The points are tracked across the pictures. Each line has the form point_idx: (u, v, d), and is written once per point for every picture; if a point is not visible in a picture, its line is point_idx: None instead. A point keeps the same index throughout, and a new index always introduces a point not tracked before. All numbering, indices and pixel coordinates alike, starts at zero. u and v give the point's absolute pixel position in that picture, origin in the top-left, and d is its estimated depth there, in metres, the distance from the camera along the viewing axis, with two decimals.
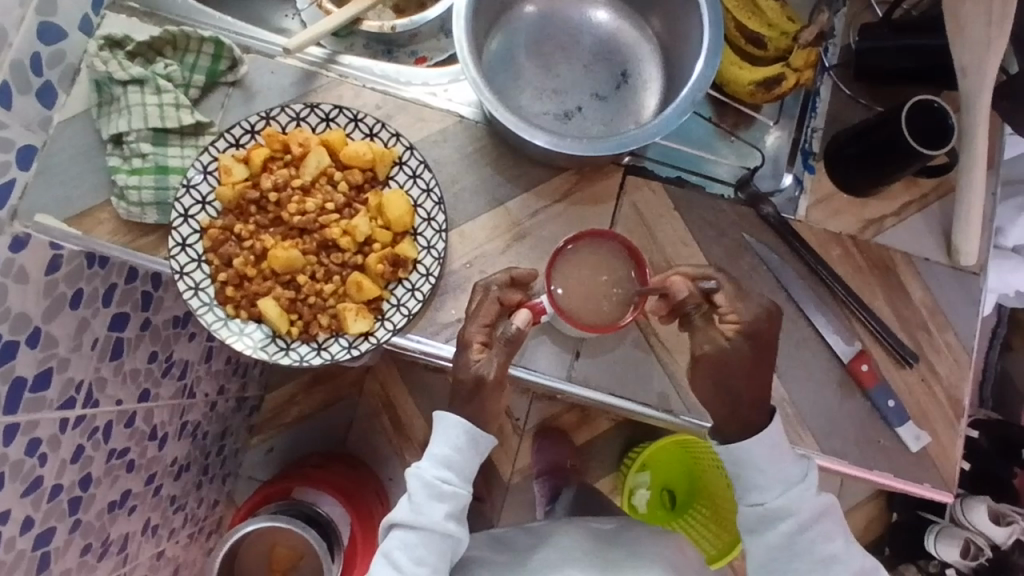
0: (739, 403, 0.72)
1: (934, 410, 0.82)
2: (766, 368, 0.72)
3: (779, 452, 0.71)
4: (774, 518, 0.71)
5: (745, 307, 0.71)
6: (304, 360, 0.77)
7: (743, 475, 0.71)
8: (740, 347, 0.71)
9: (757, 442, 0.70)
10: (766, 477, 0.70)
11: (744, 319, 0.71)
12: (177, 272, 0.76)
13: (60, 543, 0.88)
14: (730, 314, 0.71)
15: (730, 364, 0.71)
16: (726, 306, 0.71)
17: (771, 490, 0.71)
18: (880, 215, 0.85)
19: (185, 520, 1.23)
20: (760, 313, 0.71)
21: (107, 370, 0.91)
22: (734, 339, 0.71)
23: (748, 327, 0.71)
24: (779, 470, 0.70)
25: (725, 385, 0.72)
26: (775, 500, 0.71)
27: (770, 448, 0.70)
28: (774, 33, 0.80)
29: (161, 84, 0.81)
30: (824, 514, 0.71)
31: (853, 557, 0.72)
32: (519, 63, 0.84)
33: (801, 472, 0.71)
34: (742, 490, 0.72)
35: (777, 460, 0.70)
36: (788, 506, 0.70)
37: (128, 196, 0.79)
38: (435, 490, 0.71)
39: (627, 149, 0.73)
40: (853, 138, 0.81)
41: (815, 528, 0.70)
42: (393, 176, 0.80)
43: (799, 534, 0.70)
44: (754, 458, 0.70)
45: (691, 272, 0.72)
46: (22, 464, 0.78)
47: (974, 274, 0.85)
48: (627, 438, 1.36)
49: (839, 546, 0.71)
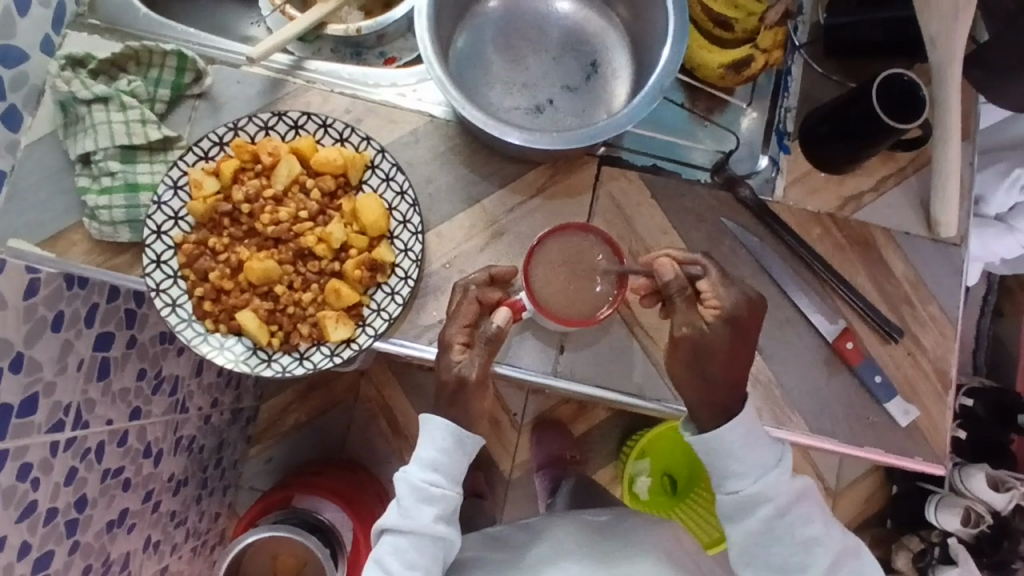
0: (714, 388, 0.70)
1: (922, 383, 0.82)
2: (746, 355, 0.70)
3: (754, 437, 0.70)
4: (754, 504, 0.70)
5: (726, 294, 0.69)
6: (287, 370, 0.76)
7: (720, 463, 0.70)
8: (721, 334, 0.68)
9: (734, 428, 0.69)
10: (742, 464, 0.70)
11: (724, 305, 0.68)
12: (153, 290, 0.75)
13: (60, 565, 0.88)
14: (710, 298, 0.69)
15: (706, 349, 0.69)
16: (709, 291, 0.69)
17: (747, 475, 0.70)
18: (857, 191, 0.84)
19: (187, 535, 1.23)
20: (740, 299, 0.69)
21: (95, 391, 0.91)
22: (715, 324, 0.68)
23: (729, 313, 0.68)
24: (756, 453, 0.70)
25: (700, 368, 0.70)
26: (750, 487, 0.70)
27: (747, 434, 0.70)
28: (740, 14, 0.77)
29: (125, 101, 0.80)
30: (803, 497, 0.72)
31: (837, 536, 0.72)
32: (486, 60, 0.84)
33: (776, 457, 0.71)
34: (719, 478, 0.71)
35: (752, 445, 0.70)
36: (765, 492, 0.70)
37: (99, 216, 0.78)
38: (423, 493, 0.71)
39: (598, 139, 0.72)
40: (827, 115, 0.81)
41: (797, 511, 0.70)
42: (366, 180, 0.79)
43: (781, 517, 0.70)
44: (729, 444, 0.70)
45: (680, 256, 0.71)
46: (14, 490, 0.77)
47: (955, 244, 0.84)
48: (625, 426, 1.37)
49: (819, 526, 0.71)
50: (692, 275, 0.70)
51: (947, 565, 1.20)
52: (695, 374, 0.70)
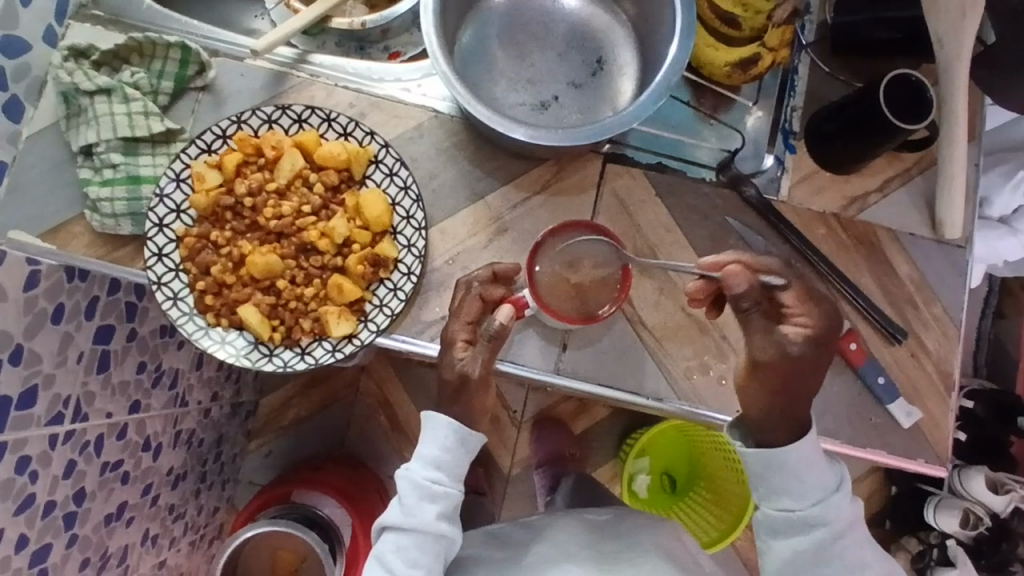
0: (792, 409, 0.67)
1: (925, 384, 0.81)
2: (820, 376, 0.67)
3: (818, 461, 0.67)
4: (804, 525, 0.67)
5: (818, 313, 0.66)
6: (288, 365, 0.76)
7: (778, 482, 0.67)
8: (812, 356, 0.66)
9: (798, 449, 0.66)
10: (803, 484, 0.67)
11: (817, 325, 0.66)
12: (155, 283, 0.75)
13: (58, 559, 0.88)
14: (801, 319, 0.66)
15: (790, 376, 0.66)
16: (800, 310, 0.67)
17: (806, 497, 0.67)
18: (863, 191, 0.84)
19: (185, 529, 1.23)
20: (829, 319, 0.66)
21: (95, 384, 0.90)
22: (806, 346, 0.66)
23: (819, 336, 0.66)
24: (819, 476, 0.67)
25: (776, 393, 0.67)
26: (807, 508, 0.67)
27: (812, 456, 0.67)
28: (747, 13, 0.78)
29: (128, 93, 0.79)
30: (855, 523, 0.69)
31: (881, 565, 0.70)
32: (491, 55, 0.83)
33: (837, 481, 0.68)
34: (769, 493, 0.68)
35: (815, 465, 0.67)
36: (818, 516, 0.67)
37: (100, 208, 0.78)
38: (425, 491, 0.71)
39: (602, 137, 0.72)
40: (832, 114, 0.81)
41: (847, 536, 0.68)
42: (370, 175, 0.79)
43: (831, 541, 0.67)
44: (794, 463, 0.66)
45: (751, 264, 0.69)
46: (12, 482, 0.77)
47: (959, 246, 0.84)
48: (625, 424, 1.36)
49: (869, 553, 0.69)
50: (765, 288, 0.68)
51: (946, 567, 1.21)
52: (778, 394, 0.67)
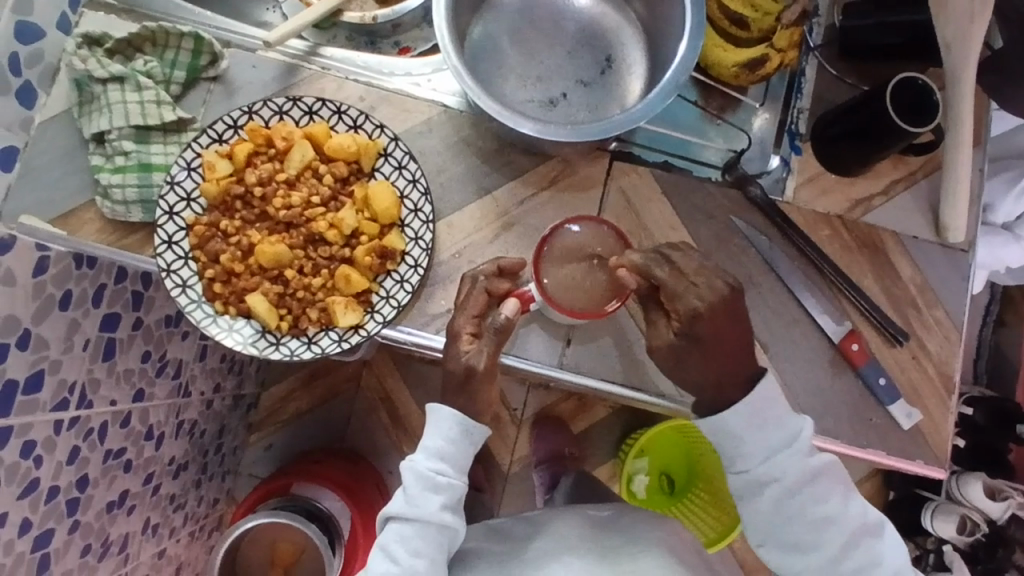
0: (703, 389, 0.72)
1: (925, 387, 0.82)
2: (734, 350, 0.71)
3: (762, 422, 0.71)
4: (761, 485, 0.72)
5: (685, 303, 0.69)
6: (295, 354, 0.76)
7: (726, 446, 0.72)
8: (693, 343, 0.70)
9: (736, 416, 0.71)
10: (750, 447, 0.71)
11: (681, 318, 0.69)
12: (164, 270, 0.76)
13: (60, 544, 0.88)
14: (672, 311, 0.70)
15: (684, 359, 0.71)
16: (669, 303, 0.70)
17: (753, 458, 0.72)
18: (868, 194, 0.85)
19: (185, 519, 1.23)
20: (698, 309, 0.68)
21: (100, 371, 0.91)
22: (678, 334, 0.70)
23: (689, 326, 0.69)
24: (765, 437, 0.71)
25: (681, 374, 0.72)
26: (757, 468, 0.72)
27: (753, 419, 0.71)
28: (757, 14, 0.79)
29: (141, 81, 0.80)
30: (820, 473, 0.72)
31: (854, 511, 0.73)
32: (502, 52, 0.84)
33: (791, 437, 0.72)
34: (727, 459, 0.73)
35: (765, 428, 0.71)
36: (770, 473, 0.71)
37: (112, 195, 0.78)
38: (429, 481, 0.72)
39: (607, 135, 0.73)
40: (837, 117, 0.81)
41: (806, 491, 0.71)
42: (379, 168, 0.79)
43: (790, 496, 0.71)
44: (736, 428, 0.71)
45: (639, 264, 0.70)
46: (17, 466, 0.78)
47: (963, 250, 0.85)
48: (625, 424, 1.37)
49: (836, 503, 0.72)
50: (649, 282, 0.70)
51: (942, 572, 1.22)
52: (708, 365, 0.71)
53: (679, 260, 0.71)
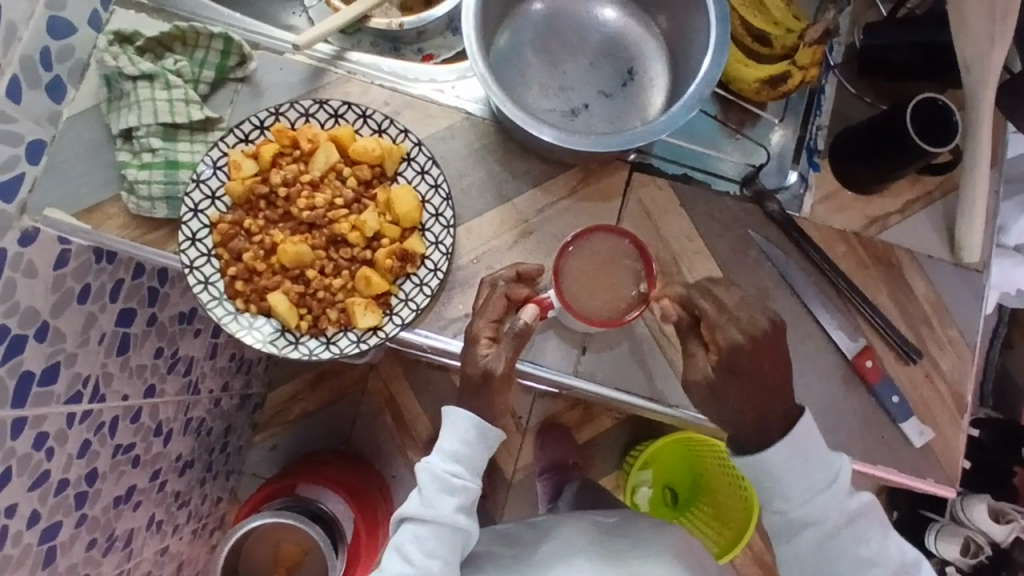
0: (741, 425, 0.72)
1: (938, 405, 0.82)
2: (776, 386, 0.71)
3: (804, 459, 0.71)
4: (801, 526, 0.72)
5: (725, 335, 0.69)
6: (313, 353, 0.77)
7: (766, 487, 0.73)
8: (736, 377, 0.70)
9: (780, 450, 0.71)
10: (786, 485, 0.71)
11: (721, 351, 0.69)
12: (187, 267, 0.76)
13: (67, 537, 0.89)
14: (710, 342, 0.70)
15: (723, 395, 0.71)
16: (708, 334, 0.71)
17: (793, 499, 0.72)
18: (884, 211, 0.85)
19: (188, 517, 1.23)
20: (740, 342, 0.69)
21: (114, 365, 0.92)
22: (717, 369, 0.70)
23: (727, 359, 0.69)
24: (807, 477, 0.71)
25: (720, 410, 0.72)
26: (797, 509, 0.72)
27: (795, 456, 0.71)
28: (779, 31, 0.82)
29: (171, 80, 0.81)
30: (858, 514, 0.73)
31: (893, 552, 0.73)
32: (525, 61, 0.85)
33: (832, 476, 0.72)
34: (767, 499, 0.74)
35: (802, 468, 0.71)
36: (811, 514, 0.72)
37: (137, 191, 0.79)
38: (445, 483, 0.73)
39: (633, 145, 0.73)
40: (855, 135, 0.83)
41: (843, 526, 0.72)
42: (401, 172, 0.80)
43: (831, 537, 0.72)
44: (779, 466, 0.71)
45: (679, 297, 0.73)
46: (29, 458, 0.78)
47: (977, 271, 0.85)
48: (631, 435, 1.37)
49: (876, 543, 0.73)
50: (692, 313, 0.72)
51: None
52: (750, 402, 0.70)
53: (720, 293, 0.72)
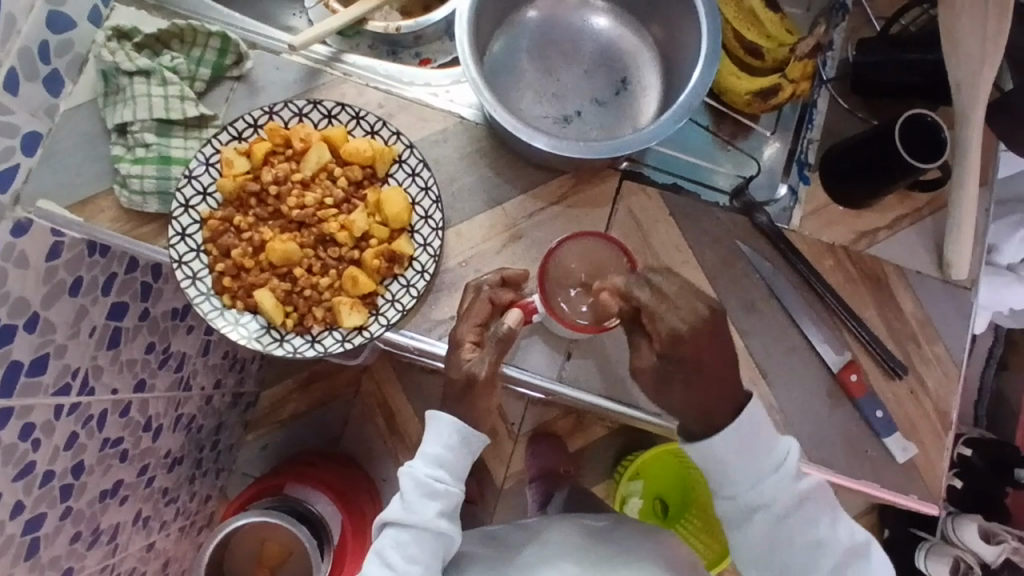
0: (688, 416, 0.73)
1: (922, 422, 0.82)
2: (713, 374, 0.70)
3: (748, 448, 0.72)
4: (752, 510, 0.74)
5: (665, 323, 0.67)
6: (298, 351, 0.77)
7: (716, 472, 0.74)
8: (677, 365, 0.69)
9: (723, 441, 0.72)
10: (734, 473, 0.73)
11: (661, 341, 0.68)
12: (176, 262, 0.77)
13: (50, 529, 0.89)
14: (653, 332, 0.69)
15: (668, 388, 0.71)
16: (650, 323, 0.69)
17: (740, 484, 0.73)
18: (873, 227, 0.85)
19: (176, 513, 1.24)
20: (679, 331, 0.67)
21: (103, 358, 0.92)
22: (660, 357, 0.69)
23: (670, 349, 0.68)
24: (753, 464, 0.73)
25: (666, 397, 0.73)
26: (746, 494, 0.74)
27: (741, 444, 0.72)
28: (772, 45, 0.83)
29: (167, 76, 0.81)
30: (806, 498, 0.74)
31: (842, 535, 0.75)
32: (519, 67, 0.86)
33: (776, 462, 0.73)
34: (716, 484, 0.75)
35: (748, 454, 0.72)
36: (758, 499, 0.73)
37: (130, 185, 0.79)
38: (428, 488, 0.74)
39: (621, 153, 0.74)
40: (845, 151, 0.83)
41: (795, 515, 0.74)
42: (392, 174, 0.80)
43: (780, 522, 0.74)
44: (722, 455, 0.72)
45: (620, 287, 0.70)
46: (15, 448, 0.79)
47: (965, 289, 0.85)
48: (620, 446, 1.37)
49: (826, 528, 0.75)
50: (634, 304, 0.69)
51: None
52: (699, 386, 0.70)
53: (662, 281, 0.69)
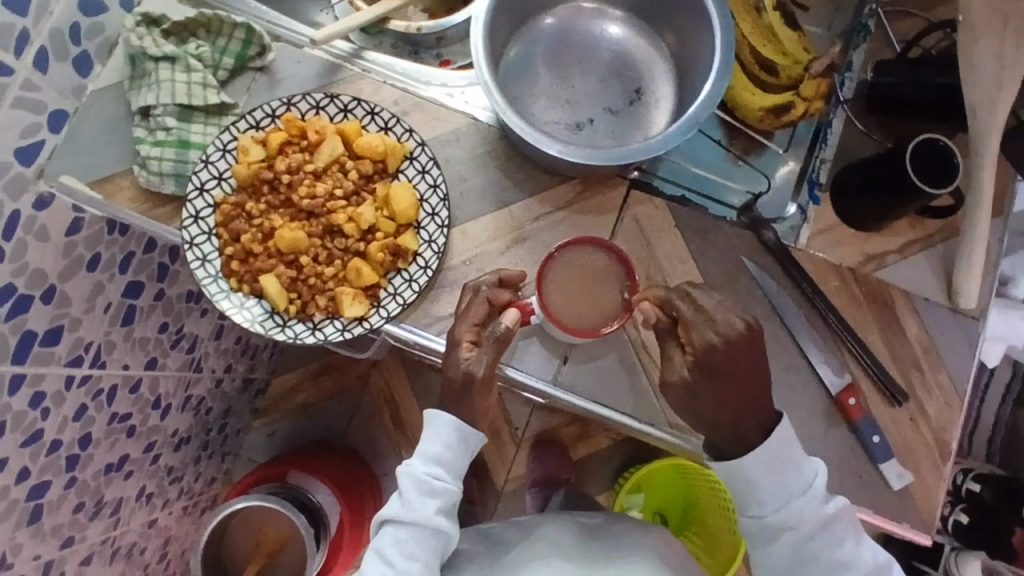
0: (718, 427, 0.72)
1: (921, 450, 0.81)
2: (747, 390, 0.71)
3: (779, 465, 0.72)
4: (778, 531, 0.73)
5: (700, 335, 0.70)
6: (299, 337, 0.79)
7: (744, 490, 0.73)
8: (708, 375, 0.71)
9: (753, 458, 0.72)
10: (764, 493, 0.72)
11: (696, 351, 0.70)
12: (187, 243, 0.79)
13: (55, 498, 0.92)
14: (687, 343, 0.72)
15: (699, 396, 0.71)
16: (685, 336, 0.72)
17: (770, 503, 0.72)
18: (882, 250, 0.85)
19: (180, 492, 1.26)
20: (715, 342, 0.70)
21: (116, 334, 0.94)
22: (692, 369, 0.71)
23: (703, 359, 0.70)
24: (779, 483, 0.72)
25: (695, 410, 0.72)
26: (772, 514, 0.73)
27: (766, 461, 0.71)
28: (787, 62, 0.84)
29: (191, 64, 0.84)
30: (833, 520, 0.73)
31: (866, 556, 0.74)
32: (535, 72, 0.87)
33: (805, 484, 0.72)
34: (743, 503, 0.74)
35: (778, 472, 0.72)
36: (785, 521, 0.72)
37: (149, 165, 0.82)
38: (426, 485, 0.75)
39: (627, 162, 0.74)
40: (860, 170, 0.83)
41: (820, 538, 0.72)
42: (403, 170, 0.82)
43: (805, 542, 0.72)
44: (752, 472, 0.72)
45: (659, 297, 0.74)
46: (24, 415, 0.81)
47: (974, 318, 0.84)
48: (625, 457, 1.37)
49: (851, 549, 0.73)
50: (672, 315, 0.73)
51: None
52: (731, 397, 0.71)
53: (700, 297, 0.73)
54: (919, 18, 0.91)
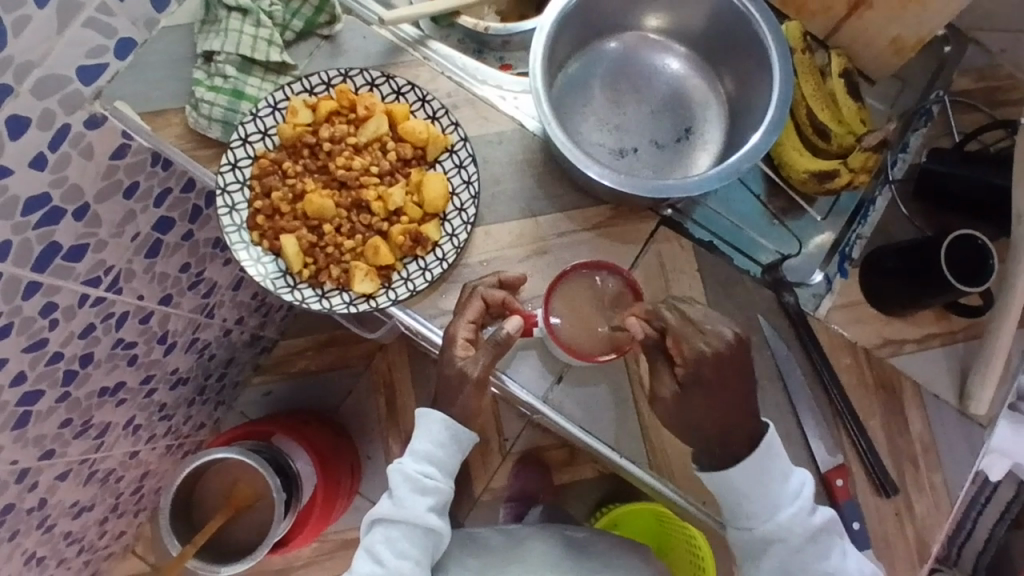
0: (707, 441, 0.74)
1: (899, 547, 0.79)
2: (732, 393, 0.73)
3: (759, 480, 0.73)
4: (765, 542, 0.75)
5: (691, 345, 0.71)
6: (306, 301, 0.80)
7: (737, 506, 0.74)
8: (700, 389, 0.72)
9: (740, 470, 0.73)
10: (750, 504, 0.74)
11: (686, 362, 0.72)
12: (220, 188, 0.80)
13: (44, 408, 0.94)
14: (676, 355, 0.73)
15: (690, 404, 0.73)
16: (674, 346, 0.72)
17: (759, 517, 0.74)
18: (901, 337, 0.83)
19: (167, 431, 1.28)
20: (704, 352, 0.71)
21: (138, 264, 0.96)
22: (681, 381, 0.73)
23: (692, 369, 0.72)
24: (766, 496, 0.74)
25: (681, 421, 0.74)
26: (762, 526, 0.74)
27: (753, 473, 0.73)
28: (841, 129, 0.84)
29: (261, 19, 0.85)
30: (820, 532, 0.75)
31: (851, 568, 0.75)
32: (590, 92, 0.87)
33: (794, 491, 0.75)
34: (733, 515, 0.75)
35: (763, 485, 0.74)
36: (775, 532, 0.74)
37: (200, 108, 0.84)
38: (417, 484, 0.77)
39: (662, 196, 0.74)
40: (896, 254, 0.81)
41: (810, 549, 0.74)
42: (441, 161, 0.83)
43: (792, 553, 0.74)
44: (740, 489, 0.73)
45: (646, 310, 0.73)
46: (32, 321, 0.84)
47: (981, 425, 0.81)
48: (608, 491, 1.33)
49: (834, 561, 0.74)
50: (661, 329, 0.73)
51: None
52: (717, 403, 0.72)
53: (688, 308, 0.73)
54: (985, 114, 0.90)
